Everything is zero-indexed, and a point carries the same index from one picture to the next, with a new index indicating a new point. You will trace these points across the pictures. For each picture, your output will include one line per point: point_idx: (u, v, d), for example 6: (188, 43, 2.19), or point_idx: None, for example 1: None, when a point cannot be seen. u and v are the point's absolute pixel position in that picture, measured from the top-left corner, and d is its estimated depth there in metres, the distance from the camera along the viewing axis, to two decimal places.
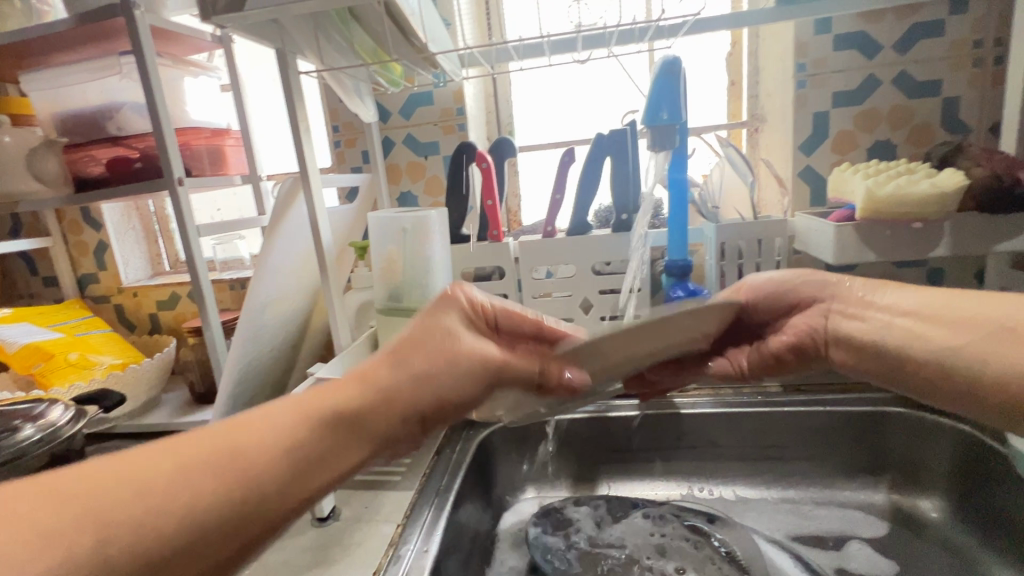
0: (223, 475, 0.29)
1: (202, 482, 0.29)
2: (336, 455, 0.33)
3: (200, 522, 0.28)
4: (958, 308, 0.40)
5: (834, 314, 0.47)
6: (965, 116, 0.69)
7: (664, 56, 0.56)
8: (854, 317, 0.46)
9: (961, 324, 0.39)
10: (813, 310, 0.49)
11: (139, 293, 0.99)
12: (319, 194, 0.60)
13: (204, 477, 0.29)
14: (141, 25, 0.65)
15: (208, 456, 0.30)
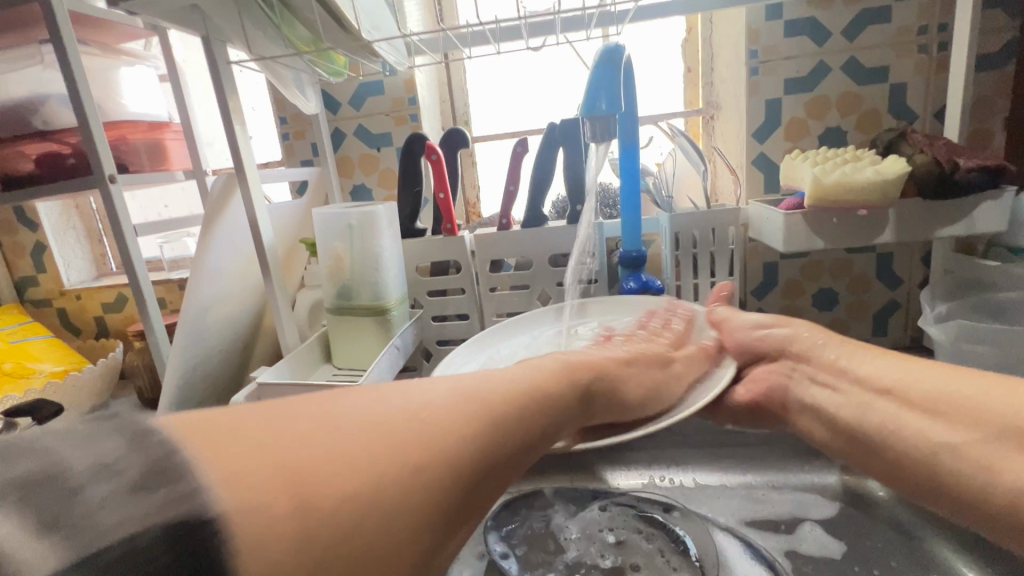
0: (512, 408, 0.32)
1: (462, 430, 0.28)
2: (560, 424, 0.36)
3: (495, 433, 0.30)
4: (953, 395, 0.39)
5: (801, 374, 0.51)
6: (911, 102, 0.70)
7: (606, 44, 0.55)
8: (825, 386, 0.49)
9: (943, 410, 0.39)
10: (776, 367, 0.54)
11: (83, 296, 0.94)
12: (258, 190, 0.58)
13: (462, 424, 0.28)
14: (59, 12, 0.61)
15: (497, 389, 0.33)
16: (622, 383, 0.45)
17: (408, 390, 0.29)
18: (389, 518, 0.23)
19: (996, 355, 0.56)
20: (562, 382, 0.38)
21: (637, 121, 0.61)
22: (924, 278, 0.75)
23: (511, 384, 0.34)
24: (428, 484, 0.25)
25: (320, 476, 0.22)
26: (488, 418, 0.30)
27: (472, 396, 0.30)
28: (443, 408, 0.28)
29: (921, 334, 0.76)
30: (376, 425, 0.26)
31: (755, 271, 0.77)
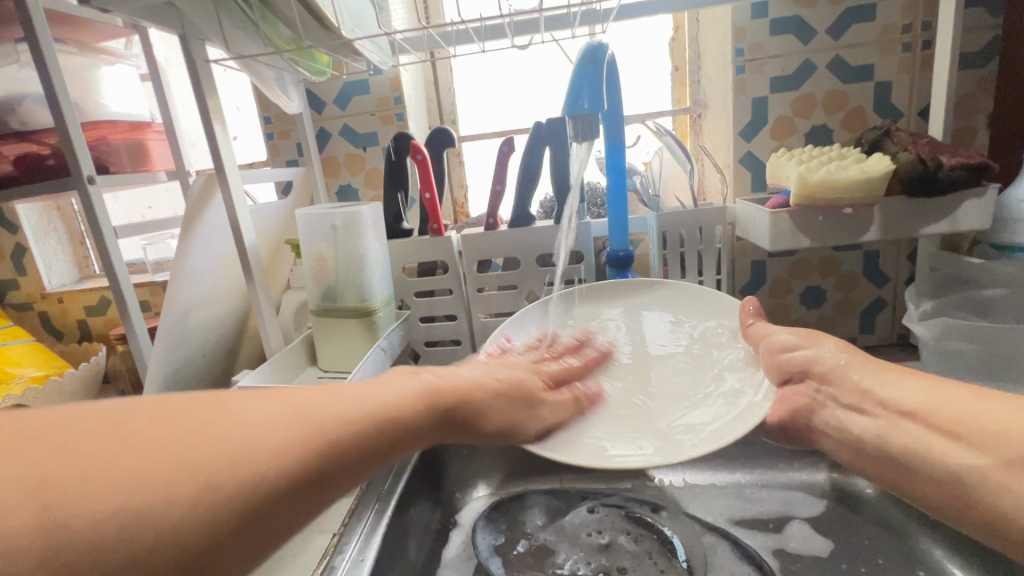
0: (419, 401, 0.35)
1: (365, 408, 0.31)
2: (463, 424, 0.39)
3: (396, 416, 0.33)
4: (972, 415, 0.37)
5: (825, 398, 0.50)
6: (895, 100, 0.70)
7: (589, 42, 0.55)
8: (855, 410, 0.47)
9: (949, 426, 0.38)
10: (799, 388, 0.52)
11: (65, 299, 0.93)
12: (239, 191, 0.57)
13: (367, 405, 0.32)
14: (34, 11, 0.59)
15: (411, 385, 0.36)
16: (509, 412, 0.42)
17: (239, 405, 0.27)
18: (140, 556, 0.21)
19: (981, 352, 0.56)
20: (423, 406, 0.35)
21: (622, 119, 0.61)
22: (910, 276, 0.75)
23: (358, 406, 0.31)
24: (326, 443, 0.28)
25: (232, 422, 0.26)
26: (309, 450, 0.27)
27: (307, 417, 0.28)
28: (253, 433, 0.26)
29: (908, 331, 0.77)
30: (244, 422, 0.26)
31: (743, 269, 0.77)
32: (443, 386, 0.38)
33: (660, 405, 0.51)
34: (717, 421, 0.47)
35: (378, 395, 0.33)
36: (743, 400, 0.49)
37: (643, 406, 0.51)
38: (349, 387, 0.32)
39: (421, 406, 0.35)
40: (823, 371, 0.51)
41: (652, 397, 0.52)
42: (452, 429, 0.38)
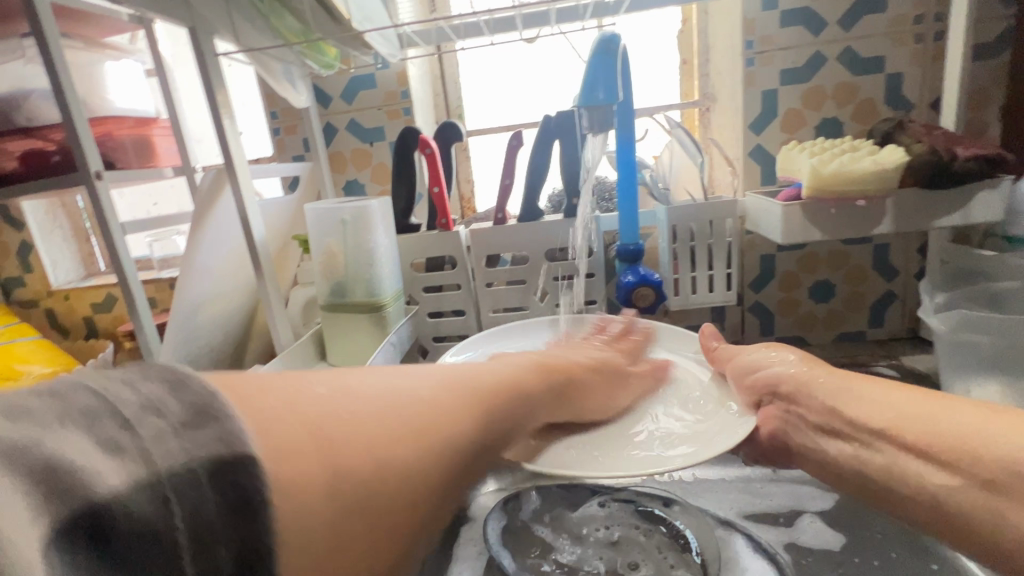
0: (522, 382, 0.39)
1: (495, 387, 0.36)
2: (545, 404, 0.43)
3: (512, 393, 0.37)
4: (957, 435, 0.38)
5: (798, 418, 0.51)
6: (907, 93, 0.69)
7: (602, 33, 0.54)
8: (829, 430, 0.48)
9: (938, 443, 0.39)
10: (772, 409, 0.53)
11: (71, 296, 0.92)
12: (249, 186, 0.57)
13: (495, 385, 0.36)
14: (41, 5, 0.59)
15: (511, 369, 0.40)
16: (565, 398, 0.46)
17: (414, 385, 0.30)
18: (398, 500, 0.25)
19: (995, 343, 0.56)
20: (532, 383, 0.41)
21: (633, 112, 0.61)
22: (920, 269, 0.75)
23: (487, 382, 0.36)
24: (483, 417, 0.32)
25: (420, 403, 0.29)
26: (473, 414, 0.32)
27: (463, 395, 0.32)
28: (431, 400, 0.30)
29: (918, 325, 0.76)
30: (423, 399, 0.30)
31: (752, 263, 0.77)
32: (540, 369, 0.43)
33: (634, 421, 0.49)
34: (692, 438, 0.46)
35: (500, 376, 0.38)
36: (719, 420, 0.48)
37: (615, 423, 0.49)
38: (471, 370, 0.37)
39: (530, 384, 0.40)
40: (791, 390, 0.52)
41: (626, 415, 0.51)
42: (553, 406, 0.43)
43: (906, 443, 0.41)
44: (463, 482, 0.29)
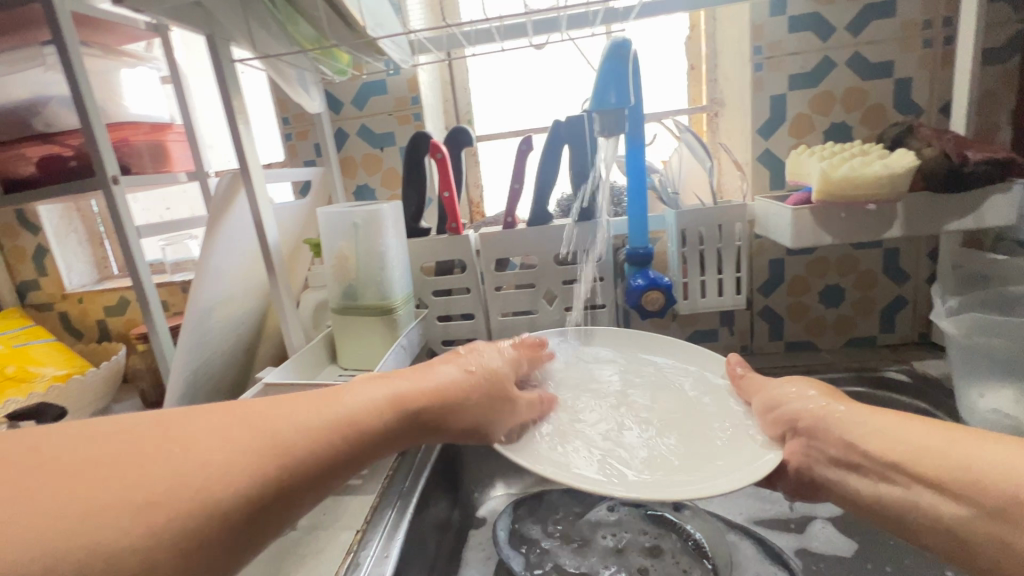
0: (409, 388, 0.40)
1: (366, 396, 0.36)
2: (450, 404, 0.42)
3: (389, 395, 0.38)
4: (965, 462, 0.35)
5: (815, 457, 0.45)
6: (916, 97, 0.69)
7: (614, 38, 0.55)
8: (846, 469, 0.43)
9: (950, 464, 0.36)
10: (791, 447, 0.47)
11: (85, 299, 0.94)
12: (262, 189, 0.57)
13: (367, 393, 0.37)
14: (61, 13, 0.61)
15: (396, 376, 0.40)
16: (472, 399, 0.44)
17: (257, 404, 0.31)
18: (215, 500, 0.26)
19: (1010, 347, 0.56)
20: (379, 404, 0.36)
21: (643, 117, 0.61)
22: (930, 274, 0.74)
23: (313, 413, 0.33)
24: (338, 421, 0.33)
25: (262, 420, 0.30)
26: (269, 456, 0.29)
27: (318, 406, 0.33)
28: (214, 445, 0.28)
29: (929, 330, 0.76)
30: (260, 417, 0.30)
31: (761, 267, 0.77)
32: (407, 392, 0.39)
33: (638, 443, 0.48)
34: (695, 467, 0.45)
35: (339, 406, 0.34)
36: (723, 448, 0.47)
37: (616, 444, 0.48)
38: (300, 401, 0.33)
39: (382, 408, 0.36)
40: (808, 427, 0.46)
41: (628, 434, 0.50)
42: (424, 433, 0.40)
43: (914, 474, 0.37)
44: (309, 481, 0.30)
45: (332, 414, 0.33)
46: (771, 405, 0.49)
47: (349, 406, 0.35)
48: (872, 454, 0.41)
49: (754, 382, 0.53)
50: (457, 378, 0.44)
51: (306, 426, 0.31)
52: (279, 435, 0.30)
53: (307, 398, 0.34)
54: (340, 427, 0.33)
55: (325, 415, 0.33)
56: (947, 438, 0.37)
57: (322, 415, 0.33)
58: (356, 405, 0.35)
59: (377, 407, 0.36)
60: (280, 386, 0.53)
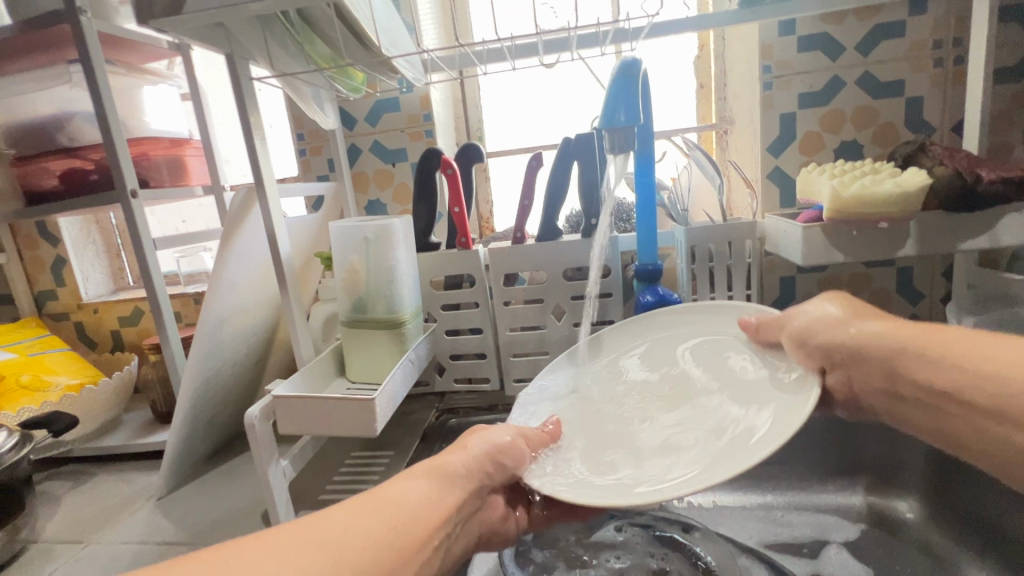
0: (447, 473, 0.39)
1: (415, 499, 0.36)
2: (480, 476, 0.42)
3: (430, 488, 0.38)
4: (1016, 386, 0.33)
5: (858, 378, 0.45)
6: (927, 116, 0.69)
7: (623, 59, 0.56)
8: (903, 390, 0.41)
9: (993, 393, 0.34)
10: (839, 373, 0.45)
11: (100, 309, 0.95)
12: (276, 204, 0.58)
13: (415, 495, 0.36)
14: (88, 32, 0.63)
15: (430, 461, 0.40)
16: (495, 451, 0.43)
17: (317, 525, 0.31)
18: None
19: None
20: (424, 504, 0.36)
21: (652, 136, 0.62)
22: (946, 293, 0.73)
23: (351, 524, 0.31)
24: (396, 531, 0.33)
25: (327, 543, 0.30)
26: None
27: (375, 520, 0.33)
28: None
29: None
30: (322, 539, 0.30)
31: (772, 285, 0.76)
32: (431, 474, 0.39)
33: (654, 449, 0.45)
34: (713, 452, 0.40)
35: (390, 514, 0.34)
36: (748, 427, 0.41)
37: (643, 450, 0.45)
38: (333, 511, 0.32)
39: (420, 498, 0.36)
40: (846, 355, 0.45)
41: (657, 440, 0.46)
42: (467, 500, 0.40)
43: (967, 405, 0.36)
44: None
45: (387, 521, 0.33)
46: (799, 339, 0.47)
47: (398, 511, 0.34)
48: (917, 384, 0.39)
49: (776, 323, 0.50)
50: (483, 443, 0.43)
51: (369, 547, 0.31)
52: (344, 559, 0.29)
53: (362, 505, 0.33)
54: (398, 540, 0.33)
55: (384, 525, 0.33)
56: (1003, 351, 0.35)
57: (382, 528, 0.32)
58: (405, 509, 0.35)
59: (422, 504, 0.36)
60: (288, 398, 0.53)
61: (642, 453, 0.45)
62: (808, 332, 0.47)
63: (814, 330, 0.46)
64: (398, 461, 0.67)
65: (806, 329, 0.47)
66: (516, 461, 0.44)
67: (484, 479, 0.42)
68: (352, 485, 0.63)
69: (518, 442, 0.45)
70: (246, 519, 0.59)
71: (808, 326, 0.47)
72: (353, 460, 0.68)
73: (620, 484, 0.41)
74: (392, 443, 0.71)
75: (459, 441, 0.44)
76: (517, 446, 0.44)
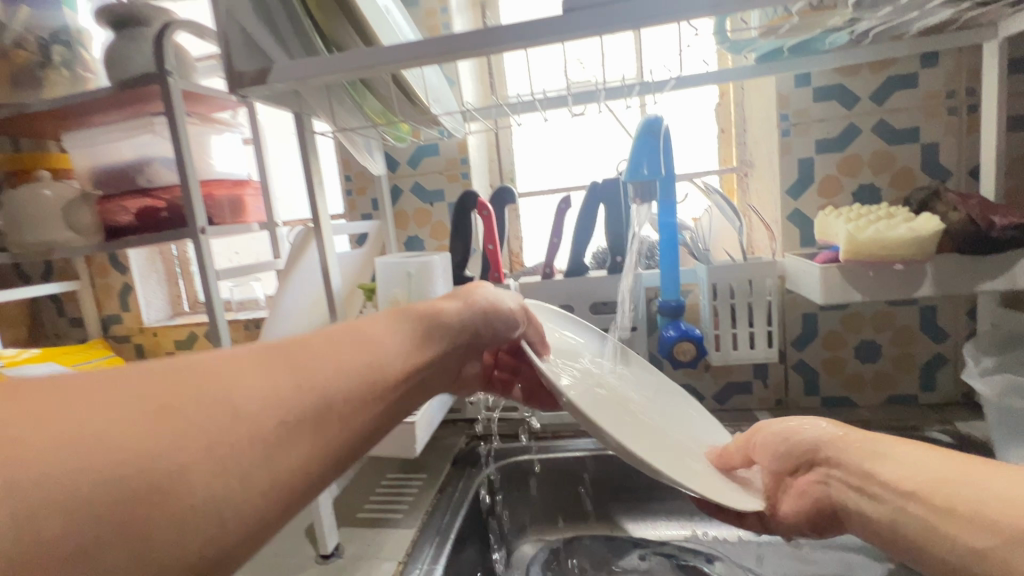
0: (427, 318, 0.40)
1: (393, 336, 0.35)
2: (461, 333, 0.42)
3: (411, 329, 0.37)
4: (963, 490, 0.33)
5: (836, 481, 0.41)
6: (944, 161, 0.72)
7: (647, 116, 0.61)
8: (857, 492, 0.39)
9: (935, 497, 0.34)
10: (810, 478, 0.43)
11: (159, 333, 1.03)
12: (330, 241, 0.64)
13: (393, 332, 0.36)
14: (174, 92, 0.72)
15: (415, 307, 0.40)
16: (481, 312, 0.45)
17: (292, 340, 0.29)
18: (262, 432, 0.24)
19: None
20: (402, 341, 0.35)
21: (675, 180, 0.65)
22: (970, 332, 0.74)
23: (320, 347, 0.29)
24: (375, 357, 0.32)
25: (300, 354, 0.28)
26: (311, 390, 0.27)
27: (353, 343, 0.32)
28: (248, 378, 0.25)
29: (973, 390, 0.75)
30: (298, 347, 0.29)
31: (793, 322, 0.78)
32: (411, 321, 0.38)
33: (621, 407, 0.47)
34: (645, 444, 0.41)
35: (370, 341, 0.33)
36: (682, 463, 0.43)
37: (608, 398, 0.47)
38: (302, 336, 0.30)
39: (398, 338, 0.35)
40: (827, 457, 0.43)
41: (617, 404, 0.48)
42: (448, 349, 0.40)
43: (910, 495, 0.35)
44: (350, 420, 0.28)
45: (366, 345, 0.32)
46: (780, 438, 0.46)
47: (376, 343, 0.33)
48: (868, 473, 0.39)
49: (761, 424, 0.49)
50: (465, 306, 0.44)
51: (349, 370, 0.30)
52: (321, 372, 0.28)
53: (343, 329, 0.32)
54: (376, 362, 0.32)
55: (364, 351, 0.32)
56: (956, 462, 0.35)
57: (363, 352, 0.32)
58: (386, 345, 0.34)
59: (401, 338, 0.36)
60: None
61: (612, 401, 0.47)
62: (796, 431, 0.46)
63: (805, 430, 0.45)
64: (432, 482, 0.70)
65: (789, 427, 0.47)
66: (498, 320, 0.46)
67: (470, 327, 0.44)
68: (388, 504, 0.67)
69: (509, 315, 0.47)
70: (291, 533, 0.64)
71: (796, 425, 0.46)
72: (388, 482, 0.72)
73: (587, 398, 0.43)
74: (426, 467, 0.74)
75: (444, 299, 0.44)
76: (507, 311, 0.47)
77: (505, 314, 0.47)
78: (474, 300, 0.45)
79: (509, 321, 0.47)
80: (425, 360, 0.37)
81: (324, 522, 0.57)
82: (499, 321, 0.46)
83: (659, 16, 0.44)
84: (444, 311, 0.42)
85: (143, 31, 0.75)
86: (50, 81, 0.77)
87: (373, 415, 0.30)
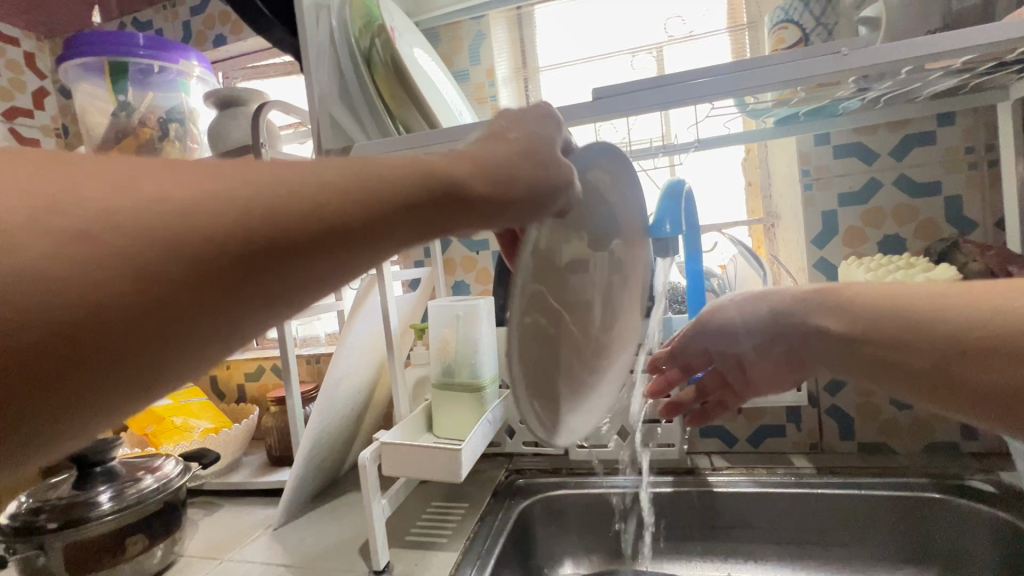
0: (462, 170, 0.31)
1: (403, 181, 0.28)
2: (499, 211, 0.33)
3: (430, 177, 0.29)
4: (906, 331, 0.47)
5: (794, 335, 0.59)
6: (969, 213, 0.74)
7: (670, 180, 0.67)
8: (808, 335, 0.57)
9: (887, 339, 0.49)
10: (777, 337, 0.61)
11: (233, 366, 1.15)
12: (389, 289, 0.73)
13: (406, 174, 0.29)
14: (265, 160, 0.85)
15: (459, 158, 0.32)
16: (526, 183, 0.34)
17: (276, 167, 0.25)
18: (189, 270, 0.22)
19: None
20: (412, 188, 0.29)
21: (700, 233, 0.71)
22: None
23: (289, 178, 0.25)
24: (363, 201, 0.27)
25: (266, 189, 0.24)
26: (258, 227, 0.23)
27: (347, 183, 0.26)
28: (196, 212, 0.22)
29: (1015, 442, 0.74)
30: (278, 182, 0.24)
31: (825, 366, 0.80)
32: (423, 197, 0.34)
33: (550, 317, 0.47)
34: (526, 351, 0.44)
35: (367, 181, 0.27)
36: (543, 383, 0.46)
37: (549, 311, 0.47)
38: (275, 165, 0.25)
39: (403, 186, 0.28)
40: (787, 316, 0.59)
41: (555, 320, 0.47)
42: (467, 222, 0.32)
43: (871, 339, 0.50)
44: (303, 266, 0.25)
45: (361, 192, 0.27)
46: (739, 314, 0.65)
47: (380, 193, 0.27)
48: (835, 331, 0.54)
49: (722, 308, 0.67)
50: (518, 167, 0.34)
51: (318, 213, 0.25)
52: (283, 212, 0.24)
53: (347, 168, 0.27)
54: (359, 210, 0.26)
55: (350, 197, 0.26)
56: (891, 305, 0.49)
57: (350, 198, 0.26)
58: (388, 195, 0.28)
59: (412, 189, 0.29)
60: (390, 444, 0.64)
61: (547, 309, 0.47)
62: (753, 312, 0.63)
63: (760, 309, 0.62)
64: (474, 510, 0.75)
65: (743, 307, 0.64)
66: (537, 204, 0.35)
67: (503, 200, 0.33)
68: (432, 530, 0.72)
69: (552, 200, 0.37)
70: (346, 550, 0.70)
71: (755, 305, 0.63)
72: (433, 509, 0.77)
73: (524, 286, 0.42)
74: (468, 497, 0.79)
75: (499, 150, 0.35)
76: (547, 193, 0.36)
77: (545, 196, 0.36)
78: (528, 167, 0.35)
79: (549, 206, 0.37)
80: (430, 221, 0.30)
81: (378, 540, 0.63)
82: (528, 198, 0.35)
83: (688, 97, 0.53)
84: (474, 160, 0.33)
85: (242, 110, 0.90)
86: (165, 151, 0.92)
87: (319, 281, 0.26)
